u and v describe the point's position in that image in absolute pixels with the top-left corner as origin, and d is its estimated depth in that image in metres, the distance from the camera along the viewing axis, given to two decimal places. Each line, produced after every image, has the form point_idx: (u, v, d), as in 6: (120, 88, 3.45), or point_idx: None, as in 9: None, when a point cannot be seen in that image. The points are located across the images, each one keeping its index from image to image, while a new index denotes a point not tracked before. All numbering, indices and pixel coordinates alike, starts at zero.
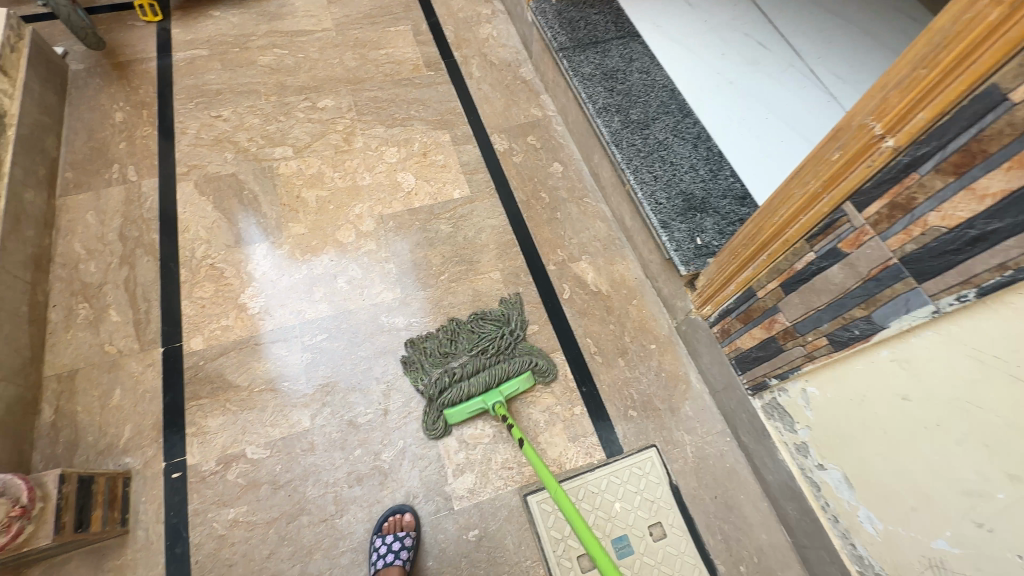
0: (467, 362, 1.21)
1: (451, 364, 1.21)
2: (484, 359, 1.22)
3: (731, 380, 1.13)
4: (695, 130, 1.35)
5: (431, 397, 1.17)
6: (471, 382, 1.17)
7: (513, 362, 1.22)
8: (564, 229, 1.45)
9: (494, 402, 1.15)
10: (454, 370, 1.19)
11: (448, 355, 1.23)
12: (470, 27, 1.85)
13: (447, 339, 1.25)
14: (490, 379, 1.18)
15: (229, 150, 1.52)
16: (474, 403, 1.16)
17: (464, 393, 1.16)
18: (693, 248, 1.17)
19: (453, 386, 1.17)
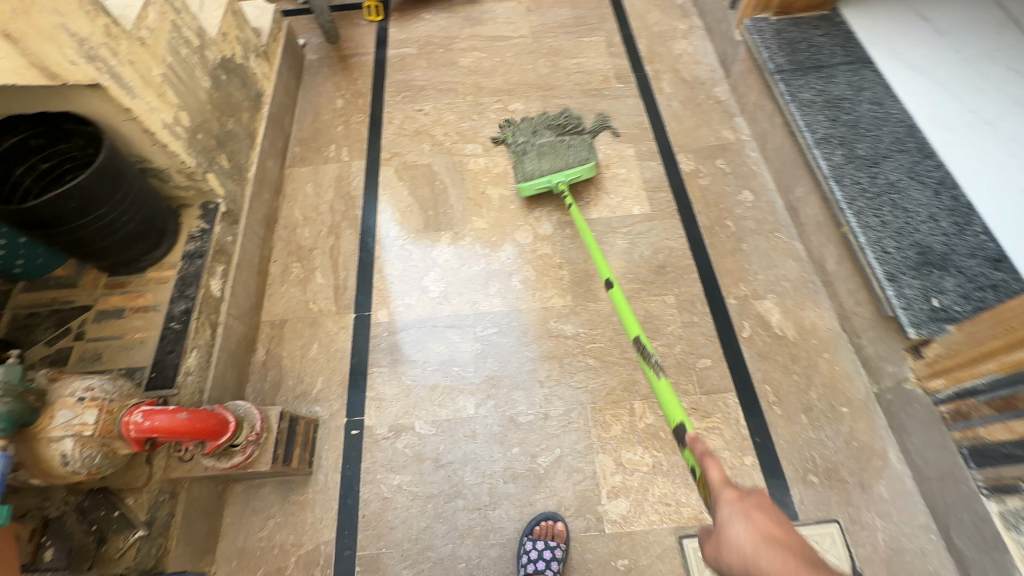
0: (548, 143, 1.53)
1: (534, 142, 1.54)
2: (557, 142, 1.52)
3: (956, 471, 0.97)
4: (937, 174, 1.17)
5: (516, 153, 1.52)
6: (539, 164, 1.45)
7: (575, 141, 1.51)
8: (750, 263, 1.35)
9: (557, 181, 1.40)
10: (537, 144, 1.53)
11: (526, 137, 1.57)
12: (665, 42, 1.81)
13: (527, 129, 1.59)
14: (555, 165, 1.44)
15: (426, 142, 1.64)
16: (541, 181, 1.41)
17: (532, 174, 1.44)
18: (927, 310, 1.01)
19: (524, 171, 1.46)
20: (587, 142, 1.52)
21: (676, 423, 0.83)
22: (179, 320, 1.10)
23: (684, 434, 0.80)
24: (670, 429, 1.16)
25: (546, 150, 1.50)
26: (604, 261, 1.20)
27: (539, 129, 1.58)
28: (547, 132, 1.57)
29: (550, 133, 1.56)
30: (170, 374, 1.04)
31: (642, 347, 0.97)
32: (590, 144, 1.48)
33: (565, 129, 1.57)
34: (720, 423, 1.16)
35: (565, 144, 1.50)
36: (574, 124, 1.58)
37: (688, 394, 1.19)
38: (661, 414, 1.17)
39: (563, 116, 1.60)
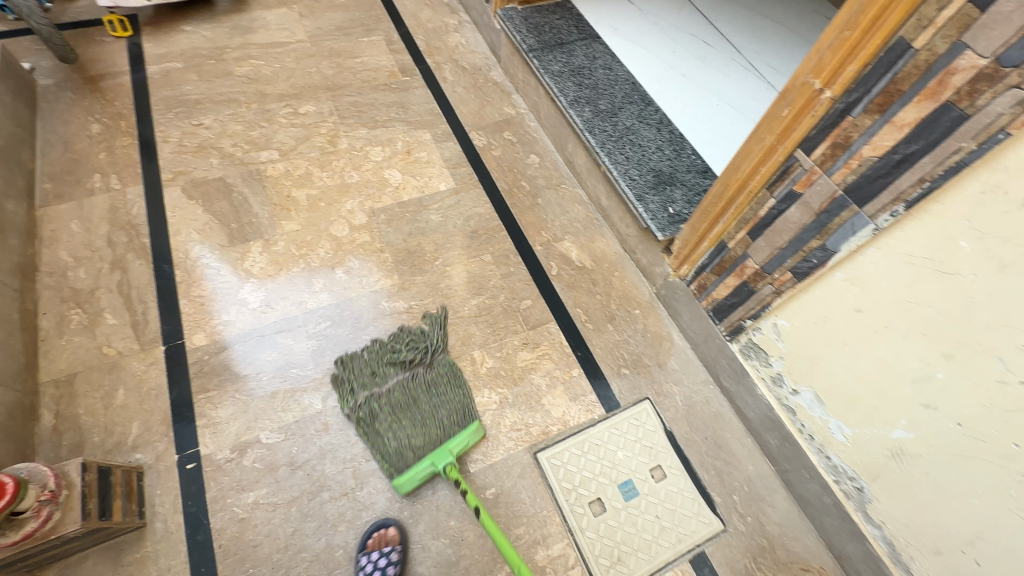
0: (397, 389, 1.20)
1: (377, 386, 1.21)
2: (411, 386, 1.21)
3: (710, 330, 1.26)
4: (657, 116, 1.50)
5: (364, 418, 1.16)
6: (411, 436, 1.14)
7: (440, 401, 1.19)
8: (546, 214, 1.56)
9: (442, 465, 1.09)
10: (382, 390, 1.20)
11: (367, 389, 1.20)
12: (440, 36, 1.97)
13: (360, 376, 1.22)
14: (430, 438, 1.14)
15: (214, 155, 1.55)
16: (421, 465, 1.10)
17: (408, 461, 1.11)
18: (666, 216, 1.30)
19: (394, 454, 1.12)
20: (452, 376, 1.23)
21: None
22: None
23: None
24: (508, 366, 1.29)
25: (402, 404, 1.18)
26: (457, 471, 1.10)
27: (381, 369, 1.23)
28: (394, 370, 1.23)
29: (397, 373, 1.23)
30: None
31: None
32: (455, 375, 1.24)
33: (413, 362, 1.24)
34: (548, 349, 1.33)
35: (423, 387, 1.21)
36: (424, 346, 1.27)
37: (517, 332, 1.35)
38: (498, 356, 1.31)
39: (404, 338, 1.28)
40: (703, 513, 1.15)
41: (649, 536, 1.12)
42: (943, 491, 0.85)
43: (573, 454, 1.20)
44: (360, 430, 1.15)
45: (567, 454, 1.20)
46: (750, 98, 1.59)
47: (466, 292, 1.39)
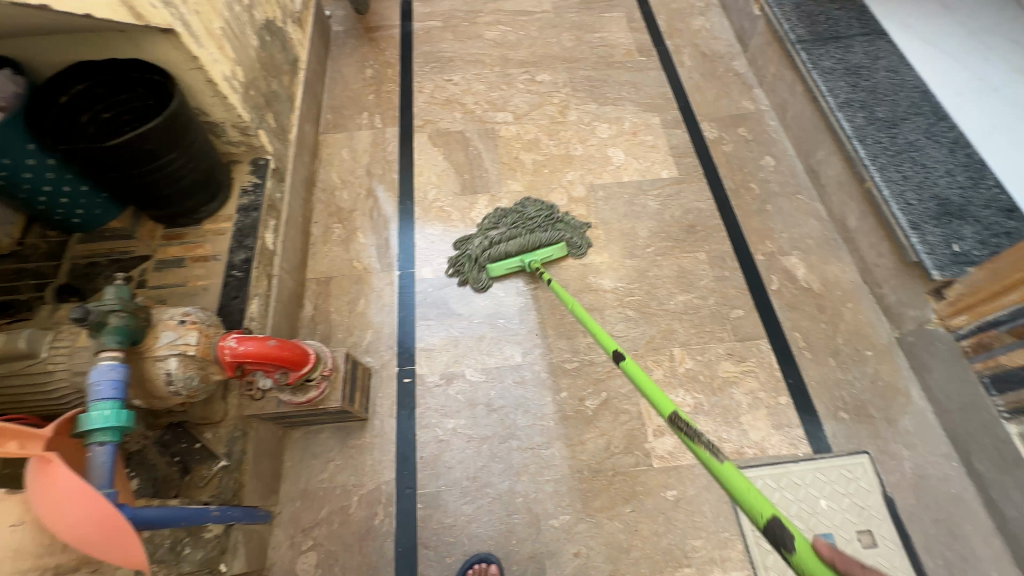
0: (508, 233, 1.34)
1: (489, 232, 1.36)
2: (519, 228, 1.36)
3: (978, 400, 1.07)
4: (951, 135, 1.26)
5: (472, 258, 1.34)
6: (509, 244, 1.32)
7: (546, 232, 1.35)
8: (775, 222, 1.43)
9: (529, 258, 1.31)
10: (491, 240, 1.34)
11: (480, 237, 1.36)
12: (683, 18, 1.88)
13: (474, 245, 1.35)
14: (525, 243, 1.32)
15: (458, 110, 1.69)
16: (511, 261, 1.33)
17: (502, 251, 1.32)
18: (948, 254, 1.10)
19: (494, 245, 1.33)
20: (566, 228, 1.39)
21: (763, 516, 0.53)
22: (240, 269, 1.13)
23: (783, 529, 0.51)
24: (708, 372, 1.23)
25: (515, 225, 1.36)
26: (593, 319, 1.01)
27: (500, 220, 1.38)
28: (508, 218, 1.38)
29: (513, 216, 1.38)
30: (236, 318, 1.07)
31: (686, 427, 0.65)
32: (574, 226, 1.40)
33: (530, 216, 1.38)
34: (755, 366, 1.23)
35: (533, 223, 1.37)
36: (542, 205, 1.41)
37: (723, 340, 1.27)
38: (699, 359, 1.25)
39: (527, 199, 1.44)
40: None
41: None
42: None
43: (767, 486, 1.10)
44: (471, 271, 1.34)
45: (760, 484, 1.11)
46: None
47: (674, 286, 1.34)
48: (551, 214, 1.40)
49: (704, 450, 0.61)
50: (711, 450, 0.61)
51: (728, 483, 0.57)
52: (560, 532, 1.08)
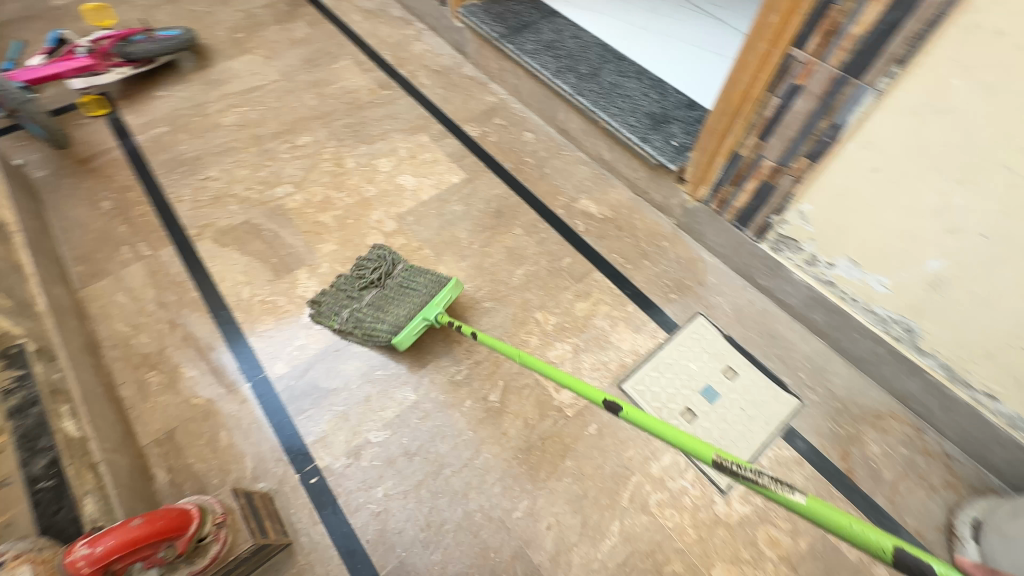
0: (376, 296, 1.31)
1: (353, 305, 1.31)
2: (387, 292, 1.31)
3: (739, 238, 1.39)
4: (633, 67, 1.66)
5: (364, 334, 1.27)
6: (399, 308, 1.25)
7: (422, 288, 1.27)
8: (557, 180, 1.67)
9: (437, 314, 1.22)
10: (360, 309, 1.30)
11: (346, 307, 1.32)
12: (404, 47, 2.06)
13: (341, 300, 1.34)
14: (414, 305, 1.24)
15: (232, 202, 1.59)
16: (417, 322, 1.22)
17: (401, 321, 1.22)
18: (672, 149, 1.45)
19: (375, 333, 1.24)
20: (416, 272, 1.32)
21: (889, 552, 0.56)
22: (47, 477, 0.89)
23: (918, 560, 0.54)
24: (570, 317, 1.40)
25: (388, 299, 1.29)
26: (530, 355, 1.07)
27: (356, 292, 1.34)
28: (366, 291, 1.33)
29: (370, 291, 1.33)
30: (72, 531, 0.86)
31: (737, 467, 0.69)
32: (422, 270, 1.31)
33: (380, 275, 1.33)
34: (600, 295, 1.44)
35: (394, 290, 1.30)
36: (384, 260, 1.34)
37: (568, 288, 1.45)
38: (558, 311, 1.41)
39: (369, 258, 1.36)
40: (779, 394, 1.29)
41: (741, 426, 1.24)
42: (984, 299, 0.99)
43: (653, 376, 1.31)
44: (360, 333, 1.28)
45: (648, 378, 1.30)
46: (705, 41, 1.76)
47: (510, 265, 1.49)
48: (401, 271, 1.33)
49: (780, 491, 0.64)
50: (788, 490, 0.64)
51: (828, 522, 0.61)
52: (526, 518, 1.12)
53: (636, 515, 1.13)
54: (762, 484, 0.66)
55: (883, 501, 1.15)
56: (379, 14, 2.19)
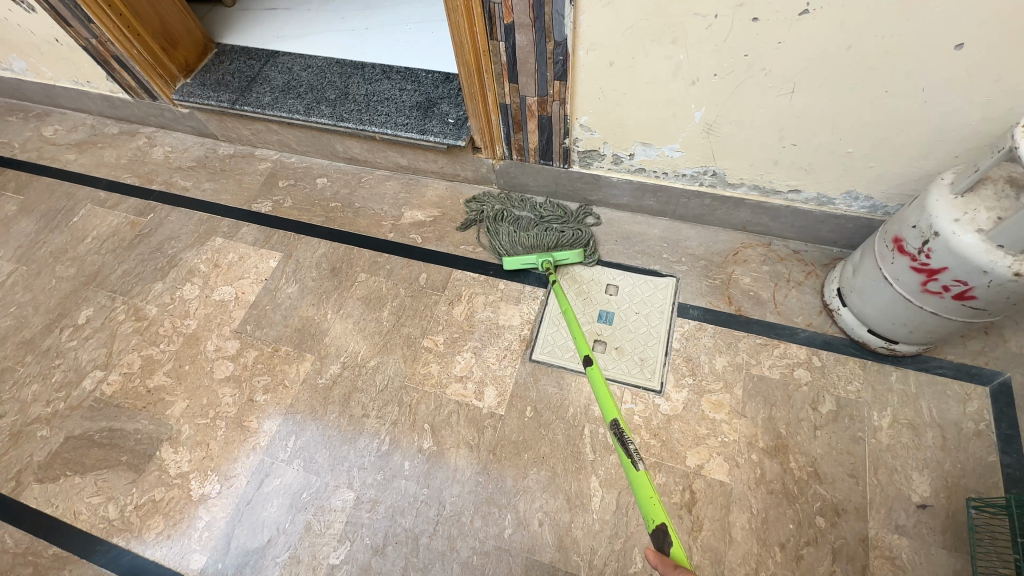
0: (525, 218, 1.49)
1: (508, 211, 1.51)
2: (534, 223, 1.47)
3: (553, 172, 1.44)
4: (377, 70, 1.63)
5: (492, 222, 1.49)
6: (528, 237, 1.43)
7: (554, 237, 1.42)
8: (372, 209, 1.61)
9: (545, 259, 1.35)
10: (511, 215, 1.50)
11: (502, 208, 1.52)
12: (144, 161, 1.83)
13: (499, 203, 1.53)
14: (543, 238, 1.43)
15: (39, 428, 1.33)
16: (527, 258, 1.37)
17: (520, 237, 1.44)
18: (452, 126, 1.44)
19: (507, 225, 1.47)
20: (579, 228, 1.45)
21: None
22: None
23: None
24: (455, 324, 1.38)
25: (525, 226, 1.47)
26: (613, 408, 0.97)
27: (520, 204, 1.53)
28: (528, 211, 1.51)
29: (531, 213, 1.50)
30: None
31: None
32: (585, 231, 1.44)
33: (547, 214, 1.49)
34: (469, 288, 1.43)
35: (546, 224, 1.47)
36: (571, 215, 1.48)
37: (438, 300, 1.42)
38: (442, 327, 1.38)
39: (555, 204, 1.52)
40: (658, 282, 1.37)
41: (645, 328, 1.31)
42: (746, 122, 1.11)
43: (553, 332, 1.33)
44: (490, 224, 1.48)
45: (550, 337, 1.32)
46: (430, 19, 1.80)
47: (373, 312, 1.42)
48: (563, 216, 1.48)
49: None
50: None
51: None
52: (518, 530, 1.10)
53: (606, 459, 1.15)
54: (627, 453, 0.90)
55: (774, 318, 1.29)
56: (96, 140, 1.92)
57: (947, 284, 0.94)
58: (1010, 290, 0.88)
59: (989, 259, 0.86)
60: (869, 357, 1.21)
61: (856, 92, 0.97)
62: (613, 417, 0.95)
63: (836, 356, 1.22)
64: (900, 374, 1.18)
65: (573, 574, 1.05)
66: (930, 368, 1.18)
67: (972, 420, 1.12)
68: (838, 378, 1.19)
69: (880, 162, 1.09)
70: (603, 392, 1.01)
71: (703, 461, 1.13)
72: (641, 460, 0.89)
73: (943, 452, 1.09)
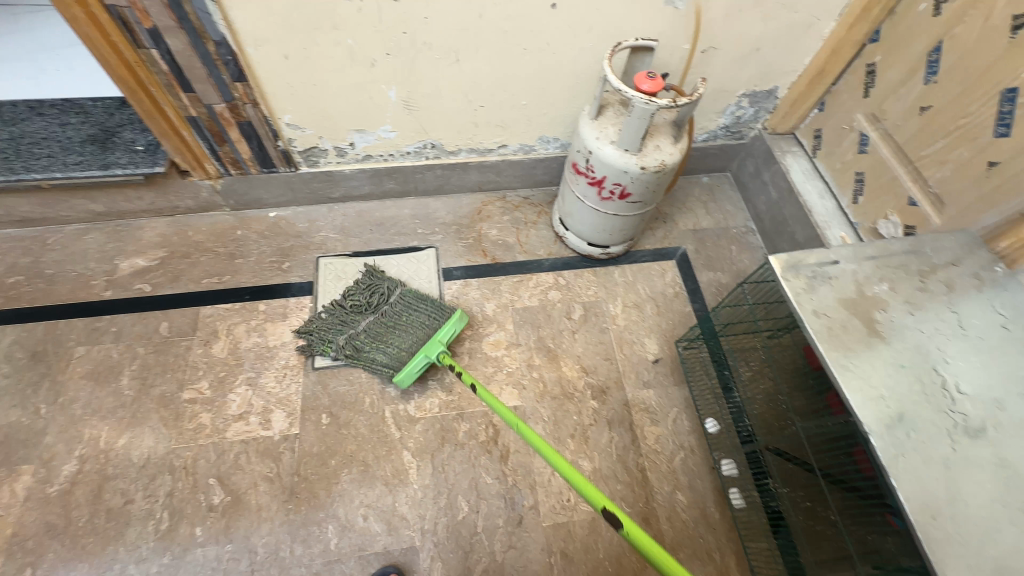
0: (372, 325, 1.22)
1: (354, 330, 1.21)
2: (383, 322, 1.22)
3: (282, 178, 1.39)
4: (22, 108, 1.34)
5: (353, 355, 1.20)
6: (397, 341, 1.18)
7: (411, 329, 1.20)
8: (73, 271, 1.33)
9: (436, 352, 1.15)
10: (359, 333, 1.21)
11: (339, 332, 1.22)
12: None
13: (328, 327, 1.23)
14: (421, 338, 1.18)
15: None
16: (418, 360, 1.15)
17: (398, 358, 1.16)
18: (143, 154, 1.27)
19: (373, 353, 1.19)
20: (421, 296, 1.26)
21: None
22: None
23: None
24: (218, 363, 1.24)
25: (384, 331, 1.21)
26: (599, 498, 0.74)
27: (346, 317, 1.24)
28: (360, 315, 1.23)
29: (364, 315, 1.23)
30: None
31: None
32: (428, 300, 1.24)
33: (373, 301, 1.24)
34: (225, 322, 1.30)
35: (394, 315, 1.23)
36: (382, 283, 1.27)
37: (190, 345, 1.26)
38: (202, 372, 1.22)
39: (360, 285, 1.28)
40: (419, 256, 1.44)
41: None
42: (435, 93, 1.23)
43: None
44: (358, 360, 1.20)
45: None
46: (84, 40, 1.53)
47: (108, 386, 1.19)
48: (385, 296, 1.25)
49: None
50: None
51: None
52: (344, 536, 1.07)
53: (412, 431, 1.18)
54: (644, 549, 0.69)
55: (522, 256, 1.48)
56: None
57: (611, 188, 1.20)
58: (646, 181, 1.17)
59: (625, 162, 1.13)
60: (596, 264, 1.49)
61: (504, 53, 1.16)
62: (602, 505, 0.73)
63: (574, 272, 1.46)
64: (619, 270, 1.48)
65: (408, 549, 1.06)
66: (637, 259, 1.51)
67: (670, 287, 1.46)
68: (579, 289, 1.43)
69: (547, 108, 1.33)
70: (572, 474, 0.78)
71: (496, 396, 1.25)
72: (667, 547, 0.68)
73: (659, 317, 1.41)
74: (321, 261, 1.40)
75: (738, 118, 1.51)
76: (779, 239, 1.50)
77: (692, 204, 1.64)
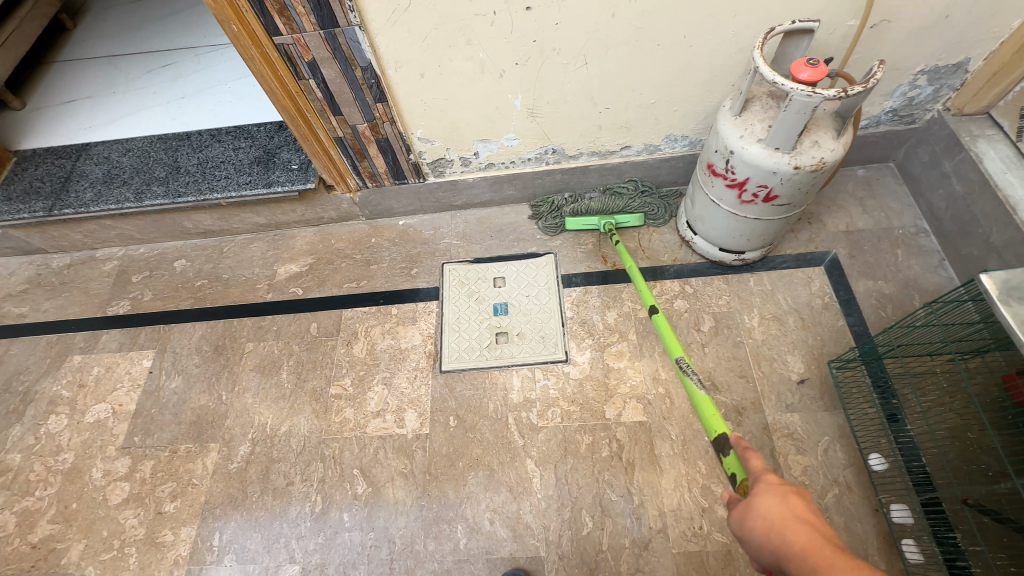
0: (601, 190, 1.48)
1: (579, 198, 1.47)
2: (614, 189, 1.47)
3: (411, 189, 1.47)
4: (205, 135, 1.57)
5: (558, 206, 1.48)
6: (592, 199, 1.47)
7: (628, 200, 1.44)
8: (242, 275, 1.54)
9: (606, 221, 1.41)
10: (581, 191, 1.48)
11: (568, 202, 1.47)
12: None
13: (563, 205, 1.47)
14: (607, 202, 1.44)
15: None
16: (589, 220, 1.44)
17: (585, 206, 1.46)
18: (298, 172, 1.42)
19: (576, 199, 1.47)
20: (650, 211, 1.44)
21: None
22: None
23: None
24: (359, 362, 1.35)
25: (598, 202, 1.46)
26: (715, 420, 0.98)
27: (581, 199, 1.47)
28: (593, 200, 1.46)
29: (600, 195, 1.47)
30: None
31: None
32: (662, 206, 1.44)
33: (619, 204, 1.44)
34: (364, 323, 1.41)
35: (616, 201, 1.44)
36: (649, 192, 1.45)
37: (336, 344, 1.39)
38: (346, 369, 1.34)
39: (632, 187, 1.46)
40: (538, 262, 1.44)
41: (538, 307, 1.37)
42: (560, 98, 1.21)
43: (456, 339, 1.35)
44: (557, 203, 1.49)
45: (454, 344, 1.34)
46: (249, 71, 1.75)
47: (272, 377, 1.36)
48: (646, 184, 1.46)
49: None
50: None
51: None
52: (473, 536, 1.11)
53: (535, 439, 1.19)
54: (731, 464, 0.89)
55: (645, 262, 1.41)
56: None
57: (755, 190, 1.09)
58: (800, 182, 1.03)
59: (774, 161, 1.01)
60: (728, 271, 1.37)
61: (635, 51, 1.10)
62: (718, 432, 0.95)
63: (703, 279, 1.36)
64: (755, 278, 1.34)
65: (533, 558, 1.07)
66: (776, 265, 1.36)
67: (818, 297, 1.30)
68: (709, 298, 1.33)
69: (678, 105, 1.24)
70: (704, 403, 1.01)
71: (619, 410, 1.20)
72: (743, 471, 0.88)
73: (804, 331, 1.26)
74: (445, 267, 1.46)
75: (910, 99, 1.28)
76: (964, 242, 1.26)
77: (844, 201, 1.43)
